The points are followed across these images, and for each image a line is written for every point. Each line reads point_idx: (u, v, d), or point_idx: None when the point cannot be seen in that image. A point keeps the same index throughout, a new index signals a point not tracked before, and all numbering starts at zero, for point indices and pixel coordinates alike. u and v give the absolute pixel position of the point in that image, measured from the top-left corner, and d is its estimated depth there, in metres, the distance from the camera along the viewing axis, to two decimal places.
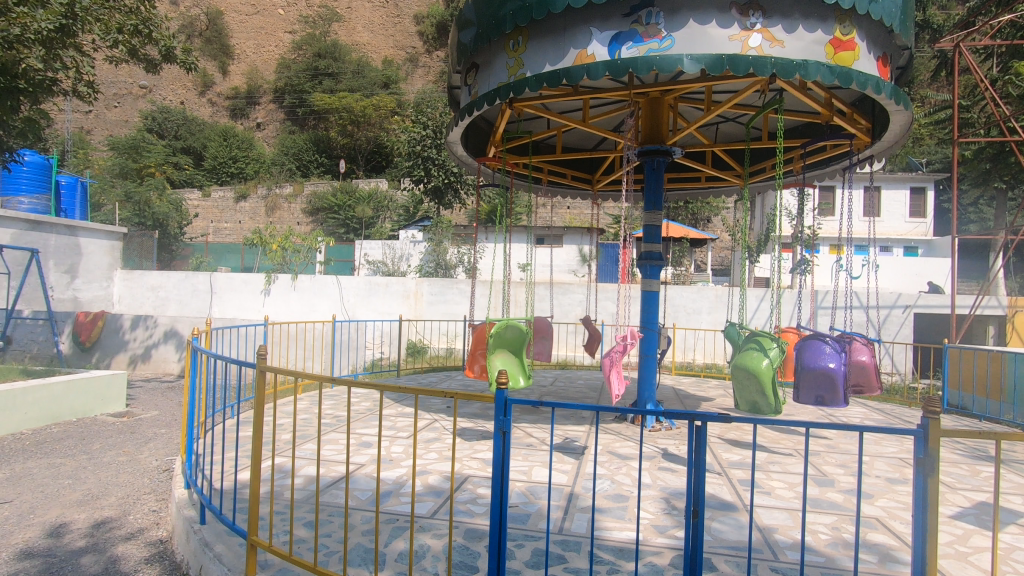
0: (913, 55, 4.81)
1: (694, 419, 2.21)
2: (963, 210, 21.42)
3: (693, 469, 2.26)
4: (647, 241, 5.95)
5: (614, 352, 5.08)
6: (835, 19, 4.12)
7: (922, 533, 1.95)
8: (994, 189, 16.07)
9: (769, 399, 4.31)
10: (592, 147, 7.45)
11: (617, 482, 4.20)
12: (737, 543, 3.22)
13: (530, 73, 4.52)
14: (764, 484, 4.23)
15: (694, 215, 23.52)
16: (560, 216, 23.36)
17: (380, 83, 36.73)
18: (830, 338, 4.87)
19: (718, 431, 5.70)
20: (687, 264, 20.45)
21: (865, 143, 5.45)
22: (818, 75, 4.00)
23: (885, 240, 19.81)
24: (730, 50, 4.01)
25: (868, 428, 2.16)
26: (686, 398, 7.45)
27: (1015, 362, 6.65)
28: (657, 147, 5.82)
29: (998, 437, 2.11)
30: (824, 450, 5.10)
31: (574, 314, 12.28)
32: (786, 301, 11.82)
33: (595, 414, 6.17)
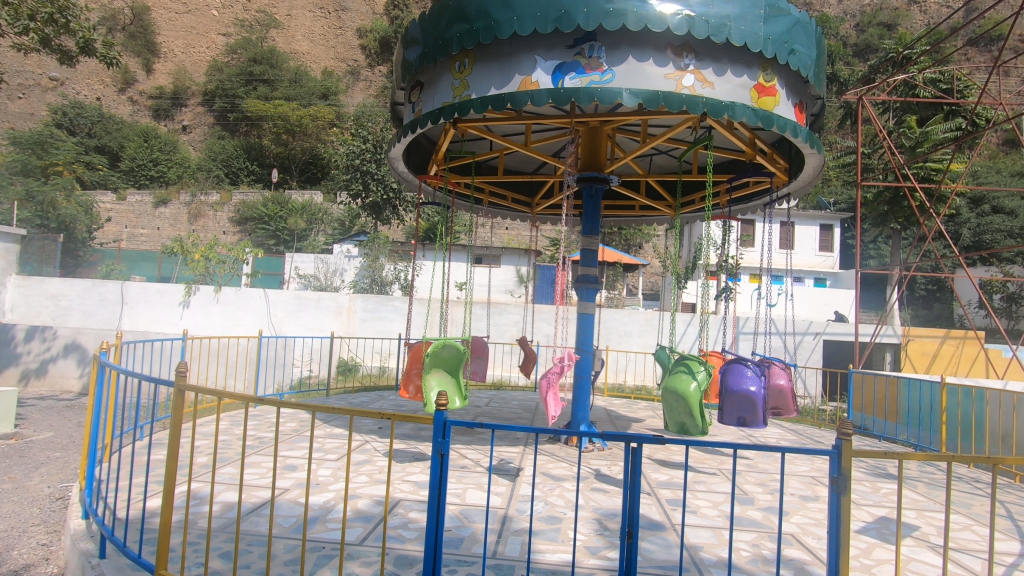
0: (824, 104, 5.28)
1: (630, 441, 2.25)
2: (865, 246, 23.50)
3: (628, 491, 2.31)
4: (583, 265, 6.09)
5: (552, 373, 5.12)
6: (759, 66, 4.46)
7: (836, 550, 2.06)
8: (891, 229, 17.74)
9: (696, 421, 4.48)
10: (533, 170, 7.61)
11: (551, 503, 4.21)
12: (665, 562, 3.30)
13: (475, 94, 4.57)
14: (691, 503, 4.38)
15: (627, 241, 24.45)
16: (499, 236, 23.54)
17: (319, 94, 35.94)
18: (751, 361, 5.15)
19: (648, 452, 5.87)
20: (620, 288, 21.14)
21: (783, 181, 5.89)
22: (744, 117, 4.29)
23: (799, 271, 21.34)
24: (665, 87, 4.24)
25: (787, 449, 2.27)
26: (618, 419, 7.63)
27: (908, 386, 7.31)
28: (594, 175, 6.03)
29: (900, 457, 2.27)
30: (746, 470, 5.36)
31: (510, 334, 12.33)
32: (712, 327, 12.44)
33: (529, 436, 6.18)
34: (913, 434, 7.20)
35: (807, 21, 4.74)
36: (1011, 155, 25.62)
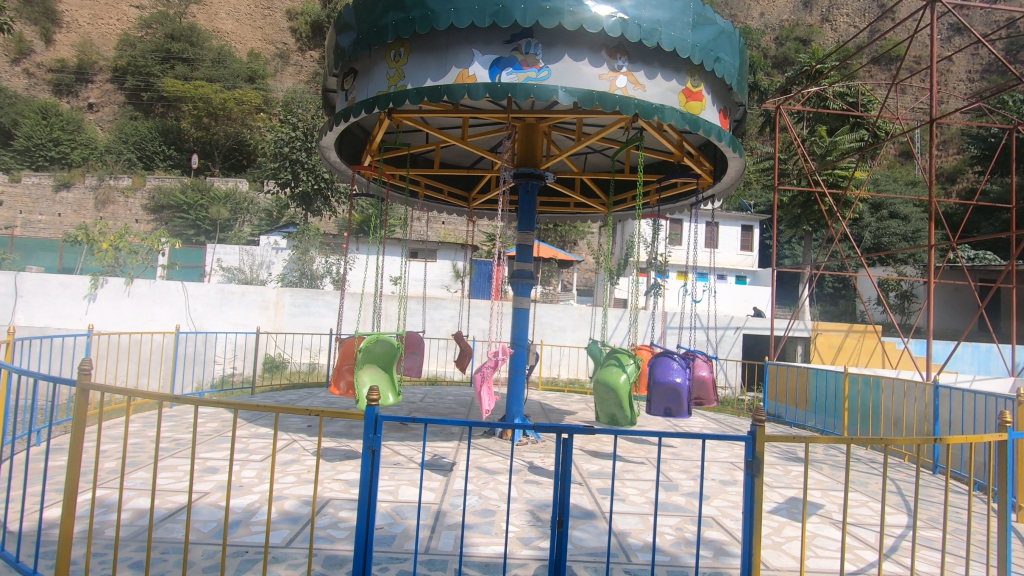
0: (746, 111, 5.59)
1: (561, 432, 2.30)
2: (781, 246, 25.14)
3: (559, 481, 2.35)
4: (519, 260, 6.13)
5: (486, 367, 5.13)
6: (687, 72, 4.65)
7: (751, 529, 2.19)
8: (803, 231, 19.06)
9: (626, 412, 4.64)
10: (470, 165, 7.58)
11: (484, 497, 4.24)
12: (595, 549, 3.40)
13: (411, 85, 4.49)
14: (620, 492, 4.53)
15: (562, 238, 24.89)
16: (435, 231, 23.31)
17: (245, 77, 34.13)
18: (677, 354, 5.40)
19: (580, 443, 6.01)
20: (555, 284, 21.49)
21: (708, 183, 6.18)
22: (673, 119, 4.46)
23: (722, 269, 22.51)
24: (599, 87, 4.34)
25: (708, 436, 2.39)
26: (551, 412, 7.76)
27: (817, 376, 7.90)
28: (531, 171, 6.09)
29: (808, 441, 2.44)
30: (671, 458, 5.62)
31: (446, 329, 12.27)
32: (641, 322, 12.92)
33: (464, 430, 6.17)
34: (820, 419, 7.79)
35: (732, 31, 4.98)
36: (906, 166, 28.17)
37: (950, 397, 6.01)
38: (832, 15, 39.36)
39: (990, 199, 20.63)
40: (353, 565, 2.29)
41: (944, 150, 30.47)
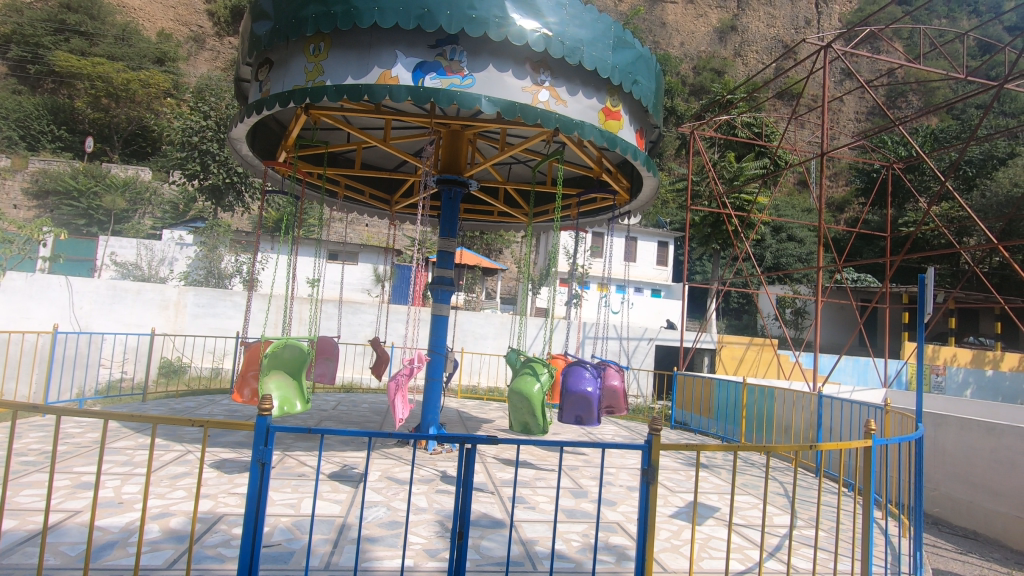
0: (661, 133, 5.88)
1: (464, 442, 2.29)
2: (693, 263, 26.64)
3: (461, 491, 2.32)
4: (439, 266, 6.06)
5: (401, 375, 5.01)
6: (606, 92, 4.84)
7: (645, 535, 2.22)
8: (712, 250, 20.33)
9: (537, 420, 4.71)
10: (392, 168, 7.45)
11: (392, 508, 4.12)
12: (501, 559, 3.39)
13: (330, 81, 4.35)
14: (529, 500, 4.57)
15: (488, 245, 24.98)
16: (356, 232, 22.66)
17: (152, 58, 31.75)
18: (590, 364, 5.55)
19: (494, 451, 6.02)
20: (478, 291, 21.49)
21: (625, 199, 6.44)
22: (592, 136, 4.61)
23: (638, 282, 23.45)
24: (522, 99, 4.40)
25: (610, 445, 2.41)
26: (468, 420, 7.72)
27: (719, 386, 8.42)
28: (454, 177, 6.05)
29: (700, 449, 2.53)
30: (581, 465, 5.76)
31: (363, 335, 11.93)
32: (559, 331, 13.23)
33: (376, 440, 5.99)
34: (721, 427, 8.29)
35: (649, 56, 5.23)
36: (802, 194, 30.83)
37: (831, 405, 6.58)
38: (744, 50, 42.40)
39: (870, 228, 22.98)
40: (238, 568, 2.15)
41: (834, 181, 33.69)
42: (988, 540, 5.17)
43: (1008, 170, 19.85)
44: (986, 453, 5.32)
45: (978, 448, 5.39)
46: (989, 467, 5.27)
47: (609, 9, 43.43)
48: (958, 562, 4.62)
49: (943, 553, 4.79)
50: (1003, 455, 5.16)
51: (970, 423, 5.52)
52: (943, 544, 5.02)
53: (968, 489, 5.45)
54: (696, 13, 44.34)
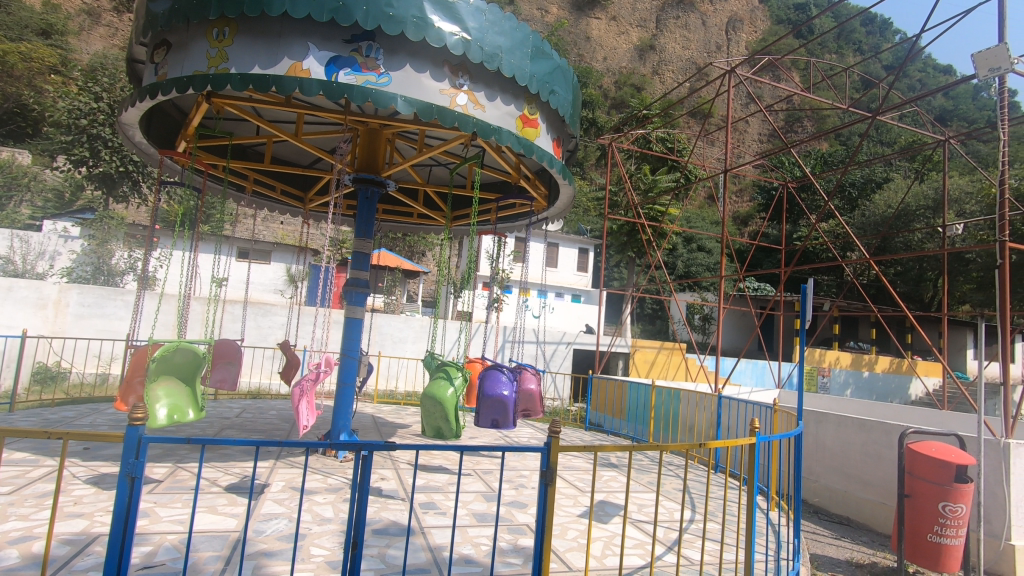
0: (578, 143, 6.06)
1: (360, 449, 2.22)
2: (611, 270, 27.61)
3: (356, 498, 2.24)
4: (353, 268, 5.87)
5: (307, 381, 4.79)
6: (524, 99, 4.91)
7: (542, 541, 2.20)
8: (629, 257, 21.18)
9: (451, 425, 4.67)
10: (307, 164, 7.16)
11: (295, 520, 3.93)
12: (408, 567, 3.33)
13: (235, 69, 4.11)
14: (441, 505, 4.53)
15: (410, 247, 24.62)
16: (269, 230, 21.54)
17: (37, 30, 28.60)
18: (506, 368, 5.60)
19: (408, 457, 5.93)
20: (399, 294, 21.06)
21: (543, 206, 6.57)
22: (508, 142, 4.67)
23: (558, 287, 23.82)
24: (440, 101, 4.38)
25: (508, 448, 2.38)
26: (383, 425, 7.54)
27: (631, 389, 8.80)
28: (371, 177, 5.90)
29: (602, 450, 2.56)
30: (496, 468, 5.79)
31: (274, 338, 11.36)
32: (480, 335, 13.26)
33: (283, 449, 5.71)
34: (631, 428, 8.64)
35: (566, 68, 5.37)
36: (710, 207, 32.87)
37: (730, 406, 7.02)
38: (661, 69, 44.63)
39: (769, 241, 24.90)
40: (104, 570, 2.00)
41: (739, 197, 36.23)
42: (859, 525, 5.72)
43: (884, 193, 22.19)
44: (858, 448, 5.87)
45: (852, 442, 5.95)
46: (860, 459, 5.83)
47: (536, 19, 44.24)
48: (833, 547, 5.08)
49: (821, 538, 5.25)
50: (871, 448, 5.73)
51: (845, 420, 6.07)
52: (821, 530, 5.50)
53: (843, 480, 6.01)
54: (618, 30, 46.17)
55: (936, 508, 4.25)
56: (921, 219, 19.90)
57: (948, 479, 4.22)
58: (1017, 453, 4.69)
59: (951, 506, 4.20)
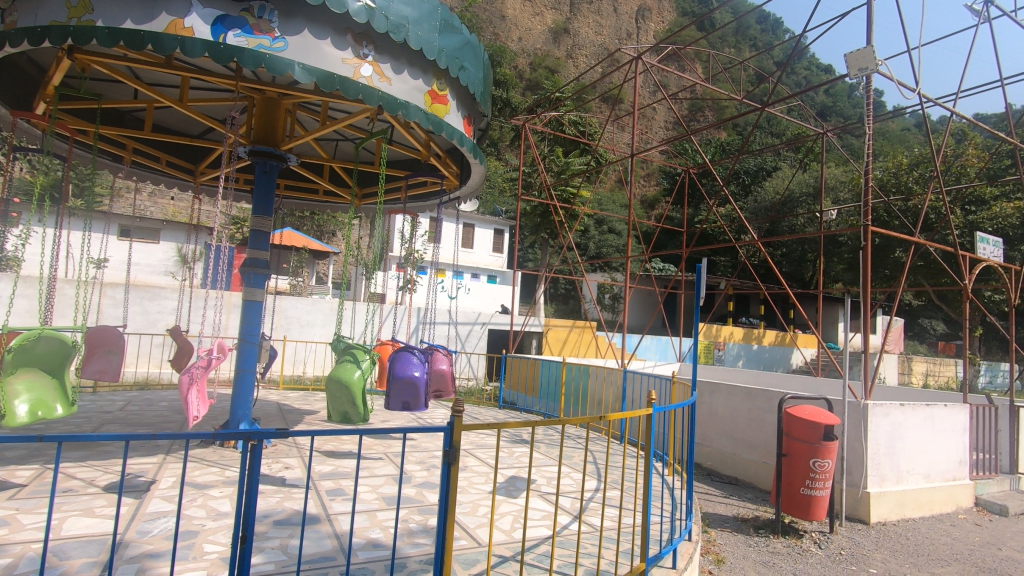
0: (489, 122, 6.01)
1: (249, 437, 2.04)
2: (525, 251, 28.00)
3: (245, 490, 2.09)
4: (252, 248, 5.46)
5: (196, 369, 4.45)
6: (433, 74, 4.78)
7: (445, 526, 2.18)
8: (542, 238, 21.56)
9: (358, 409, 4.57)
10: (197, 134, 6.56)
11: (187, 517, 3.67)
12: (313, 556, 3.22)
13: (102, 21, 3.65)
14: (350, 491, 4.42)
15: (319, 227, 23.54)
16: (158, 207, 19.72)
17: None
18: (418, 349, 5.52)
19: (315, 444, 5.73)
20: (306, 275, 20.10)
21: (454, 184, 6.48)
22: (416, 117, 4.52)
23: (473, 268, 23.73)
24: (342, 72, 4.15)
25: (409, 429, 2.33)
26: (289, 412, 7.22)
27: (543, 366, 9.02)
28: (270, 150, 5.50)
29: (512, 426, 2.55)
30: (409, 450, 5.74)
31: (164, 324, 10.47)
32: (394, 317, 13.00)
33: (174, 442, 5.30)
34: (543, 404, 8.89)
35: (476, 44, 5.27)
36: (620, 190, 34.11)
37: (634, 379, 7.39)
38: (575, 52, 45.34)
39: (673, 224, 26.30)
40: None
41: (647, 181, 37.90)
42: (745, 484, 6.28)
43: (773, 180, 24.07)
44: (745, 414, 6.40)
45: (740, 408, 6.48)
46: (747, 424, 6.37)
47: None
48: (723, 505, 5.54)
49: (713, 498, 5.70)
50: (756, 413, 6.27)
51: (734, 388, 6.58)
52: (713, 491, 5.98)
53: (732, 444, 6.54)
54: (532, 11, 46.20)
55: (807, 464, 4.74)
56: (803, 205, 21.85)
57: (817, 438, 4.72)
58: (872, 412, 5.33)
59: (820, 462, 4.70)
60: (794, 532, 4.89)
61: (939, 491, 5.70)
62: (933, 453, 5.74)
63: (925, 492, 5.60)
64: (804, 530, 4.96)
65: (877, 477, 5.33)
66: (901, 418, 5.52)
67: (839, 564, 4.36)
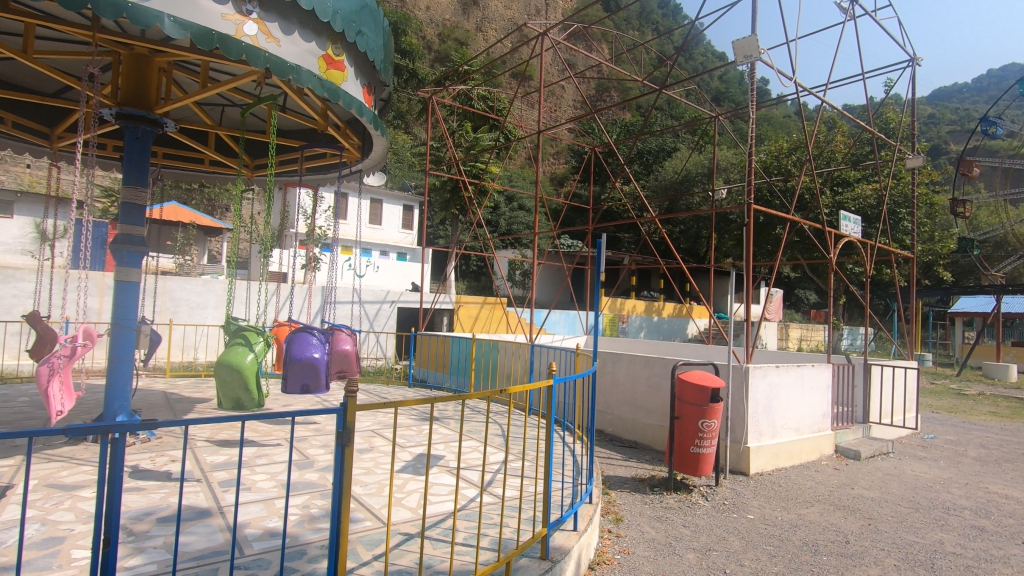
0: (391, 92, 5.78)
1: (110, 431, 1.82)
2: (436, 228, 27.64)
3: (107, 491, 1.89)
4: (125, 223, 4.84)
5: (58, 359, 3.97)
6: (327, 37, 4.48)
7: (338, 511, 2.10)
8: (453, 215, 21.35)
9: (252, 395, 4.41)
10: (51, 92, 5.74)
11: (51, 522, 3.29)
12: (202, 551, 3.01)
13: None
14: (245, 480, 4.18)
15: (210, 201, 21.79)
16: (10, 178, 17.24)
17: None
18: (318, 330, 5.30)
19: (207, 434, 5.36)
20: (196, 254, 18.57)
21: (355, 156, 6.19)
22: (309, 83, 4.23)
23: (382, 246, 23.08)
24: (222, 28, 3.77)
25: (300, 412, 2.20)
26: (176, 402, 6.69)
27: (453, 343, 9.00)
28: (142, 114, 4.92)
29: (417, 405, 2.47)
30: (311, 434, 5.53)
31: (22, 309, 9.25)
32: (296, 297, 12.36)
33: (37, 442, 4.74)
34: (453, 380, 8.91)
35: (375, 7, 5.00)
36: (530, 168, 34.50)
37: (541, 352, 7.58)
38: (484, 26, 44.72)
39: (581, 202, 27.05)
40: None
41: (556, 159, 38.59)
42: (643, 447, 6.69)
43: (672, 161, 25.39)
44: (644, 381, 6.78)
45: (639, 376, 6.85)
46: (645, 390, 6.76)
47: None
48: (623, 467, 5.87)
49: (614, 462, 6.02)
50: (653, 380, 6.67)
51: (634, 358, 6.93)
52: (614, 455, 6.31)
53: (632, 410, 6.93)
54: None
55: (696, 425, 5.12)
56: (698, 185, 23.28)
57: (705, 400, 5.11)
58: (753, 374, 5.85)
59: (707, 422, 5.09)
60: (685, 487, 5.29)
61: (807, 442, 6.41)
62: (802, 409, 6.42)
63: (795, 443, 6.28)
64: (694, 485, 5.39)
65: (755, 432, 5.89)
66: (777, 378, 6.11)
67: (723, 513, 4.78)
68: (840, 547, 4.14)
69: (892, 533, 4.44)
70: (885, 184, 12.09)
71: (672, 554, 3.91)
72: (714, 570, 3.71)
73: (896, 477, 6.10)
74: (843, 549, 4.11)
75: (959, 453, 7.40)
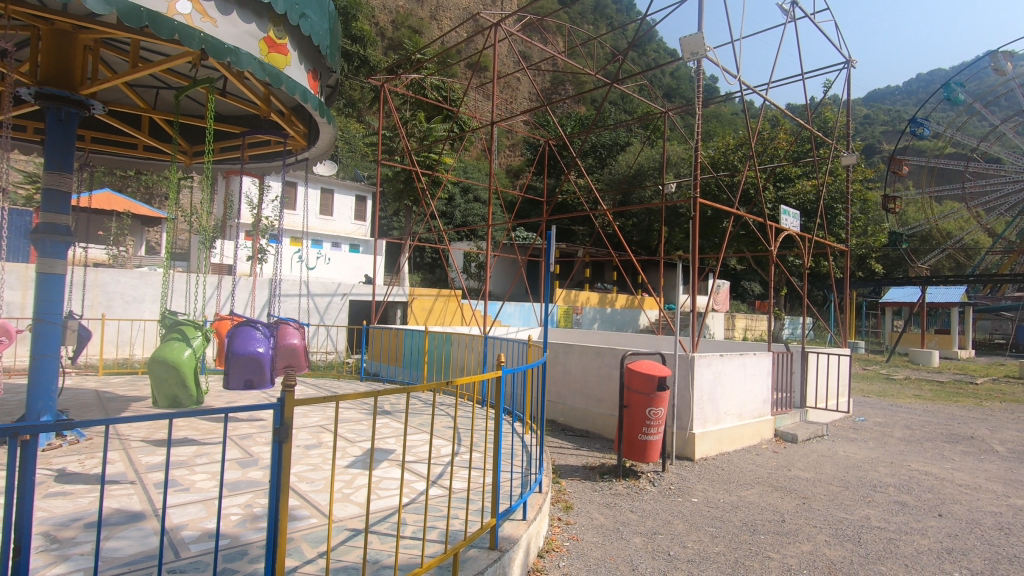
0: (338, 78, 5.61)
1: (19, 433, 1.68)
2: (389, 219, 27.20)
3: (19, 496, 1.76)
4: (47, 212, 4.51)
5: None
6: (269, 19, 4.30)
7: (277, 510, 2.04)
8: (406, 206, 21.04)
9: (189, 391, 4.22)
10: None
11: None
12: (134, 556, 2.87)
13: None
14: (184, 481, 4.01)
15: (147, 188, 20.66)
16: None
17: None
18: (262, 324, 5.14)
19: (142, 434, 5.11)
20: (132, 244, 17.61)
21: (301, 145, 6.00)
22: (249, 67, 4.04)
23: (333, 237, 22.51)
24: (154, 6, 3.55)
25: (236, 407, 2.12)
26: (109, 400, 6.34)
27: (406, 336, 8.88)
28: (67, 95, 4.57)
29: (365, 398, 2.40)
30: (255, 432, 5.36)
31: None
32: (241, 289, 11.89)
33: None
34: (406, 373, 8.81)
35: None
36: (485, 159, 34.39)
37: (494, 344, 7.56)
38: (438, 14, 44.08)
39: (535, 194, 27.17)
40: None
41: (512, 151, 38.63)
42: (594, 435, 6.82)
43: (625, 155, 25.83)
44: (595, 371, 6.90)
45: (590, 366, 6.96)
46: (596, 380, 6.88)
47: None
48: (574, 456, 5.97)
49: (565, 451, 6.11)
50: (604, 370, 6.79)
51: (586, 348, 7.04)
52: (565, 444, 6.41)
53: (583, 400, 7.05)
54: None
55: (644, 413, 5.25)
56: (650, 178, 23.78)
57: (652, 389, 5.24)
58: (698, 363, 6.05)
59: (654, 410, 5.23)
60: (633, 474, 5.43)
61: (748, 427, 6.69)
62: (743, 396, 6.69)
63: (737, 428, 6.53)
64: (642, 471, 5.54)
65: (700, 419, 6.10)
66: (721, 367, 6.33)
67: (668, 497, 4.94)
68: (776, 526, 4.34)
69: (824, 511, 4.71)
70: (823, 180, 12.68)
71: (619, 538, 4.00)
72: (659, 552, 3.82)
73: (829, 458, 6.46)
74: (779, 527, 4.32)
75: (886, 434, 7.90)
